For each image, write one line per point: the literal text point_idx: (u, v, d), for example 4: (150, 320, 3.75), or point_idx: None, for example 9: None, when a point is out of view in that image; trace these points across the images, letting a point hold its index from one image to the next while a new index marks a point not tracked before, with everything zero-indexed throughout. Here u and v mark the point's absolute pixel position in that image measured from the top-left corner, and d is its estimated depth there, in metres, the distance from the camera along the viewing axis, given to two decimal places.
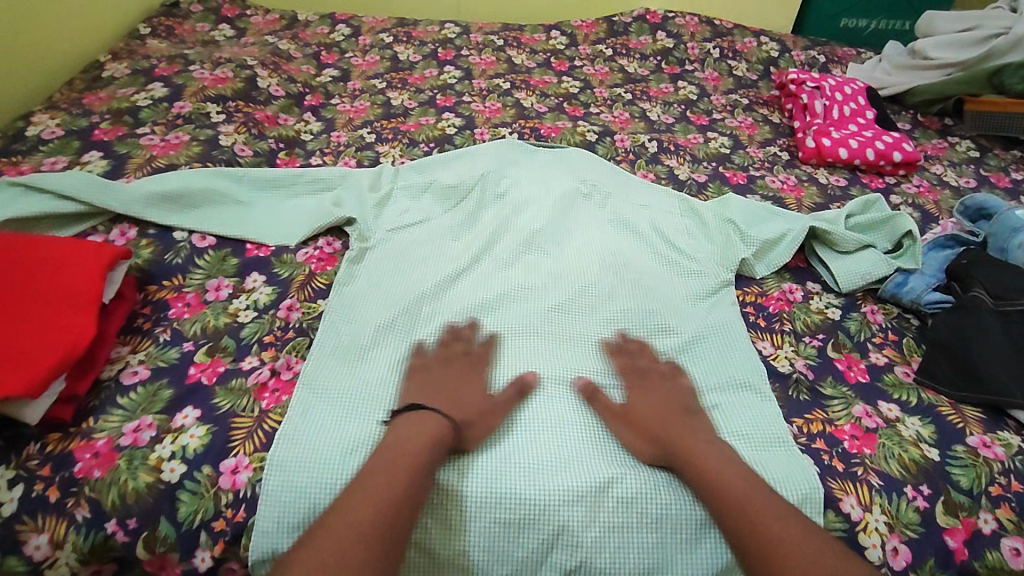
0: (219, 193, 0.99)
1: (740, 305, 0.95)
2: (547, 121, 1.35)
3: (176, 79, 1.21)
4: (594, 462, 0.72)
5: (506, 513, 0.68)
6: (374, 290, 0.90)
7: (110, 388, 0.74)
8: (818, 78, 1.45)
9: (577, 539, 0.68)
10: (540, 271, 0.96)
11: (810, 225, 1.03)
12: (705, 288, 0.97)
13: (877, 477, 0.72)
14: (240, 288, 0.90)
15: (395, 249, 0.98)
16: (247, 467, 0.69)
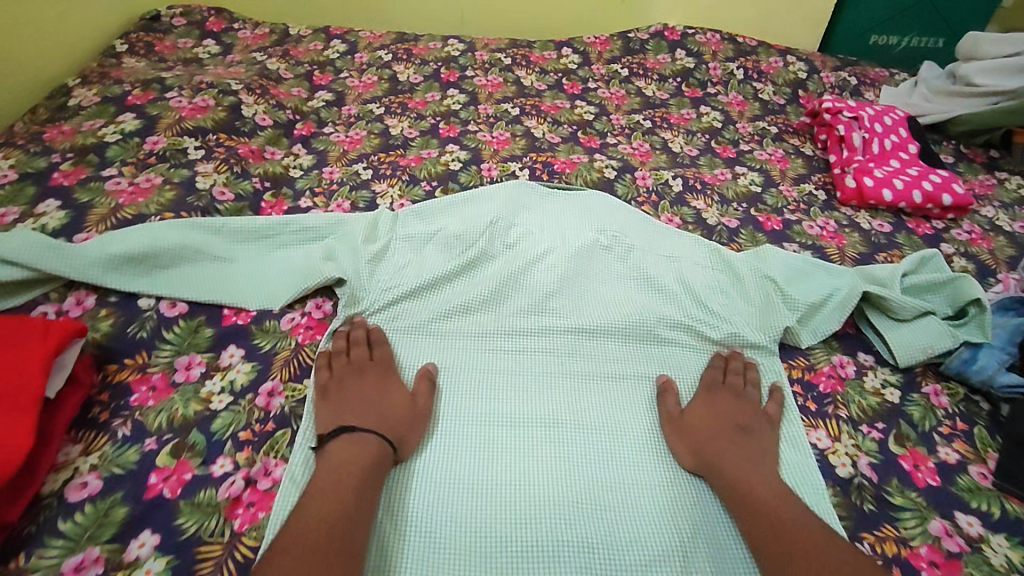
0: (193, 250, 0.87)
1: (788, 384, 0.84)
2: (561, 154, 1.23)
3: (151, 109, 1.09)
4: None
5: None
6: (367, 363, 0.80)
7: (52, 508, 0.62)
8: (855, 107, 1.33)
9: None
10: (555, 347, 0.86)
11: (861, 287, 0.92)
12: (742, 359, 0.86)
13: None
14: (215, 366, 0.78)
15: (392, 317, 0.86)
16: None
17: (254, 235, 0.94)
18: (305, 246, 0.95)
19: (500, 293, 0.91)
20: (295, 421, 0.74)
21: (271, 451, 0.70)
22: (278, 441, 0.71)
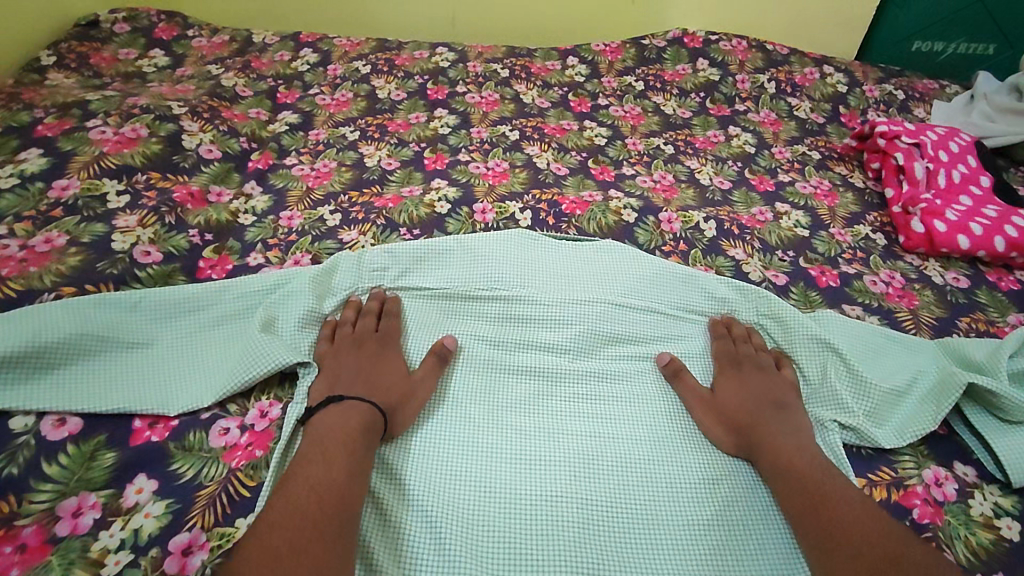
0: (95, 341, 0.67)
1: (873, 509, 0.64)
2: (569, 189, 1.03)
3: (65, 142, 0.88)
4: None
5: None
6: None
7: None
8: (914, 130, 1.13)
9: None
10: (560, 458, 0.67)
11: (958, 376, 0.72)
12: None
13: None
14: (115, 508, 0.57)
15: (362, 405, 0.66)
16: None
17: (181, 309, 0.73)
18: (245, 319, 0.75)
19: (489, 389, 0.73)
20: None
21: None
22: None
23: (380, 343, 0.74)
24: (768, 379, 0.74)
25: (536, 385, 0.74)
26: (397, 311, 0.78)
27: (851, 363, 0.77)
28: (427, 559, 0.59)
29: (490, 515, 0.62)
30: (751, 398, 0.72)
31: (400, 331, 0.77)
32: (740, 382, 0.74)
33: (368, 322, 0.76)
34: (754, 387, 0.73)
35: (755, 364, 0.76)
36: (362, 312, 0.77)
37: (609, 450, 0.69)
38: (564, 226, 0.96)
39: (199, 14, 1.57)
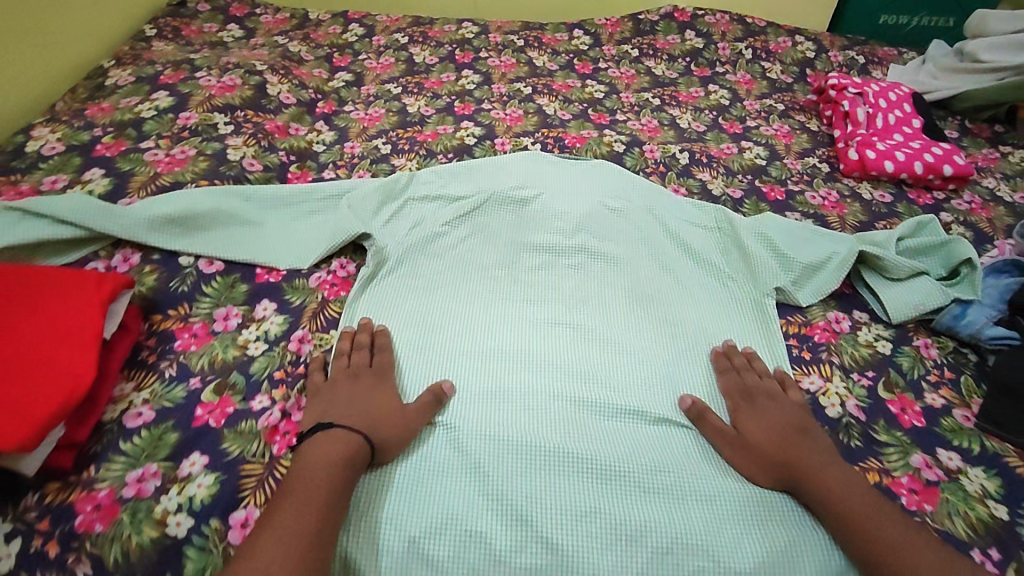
0: (227, 214, 0.93)
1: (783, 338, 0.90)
2: (572, 129, 1.28)
3: (183, 87, 1.15)
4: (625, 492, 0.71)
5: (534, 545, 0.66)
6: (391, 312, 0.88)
7: (113, 432, 0.70)
8: (861, 83, 1.36)
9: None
10: (566, 381, 0.81)
11: (857, 247, 0.97)
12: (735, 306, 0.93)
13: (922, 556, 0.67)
14: (250, 317, 0.85)
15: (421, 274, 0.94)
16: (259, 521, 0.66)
17: (280, 202, 1.00)
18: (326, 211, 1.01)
19: (509, 259, 0.98)
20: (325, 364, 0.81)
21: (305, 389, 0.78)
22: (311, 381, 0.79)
23: (374, 374, 0.78)
24: (781, 411, 0.77)
25: (543, 257, 0.98)
26: (388, 345, 0.82)
27: (784, 245, 0.99)
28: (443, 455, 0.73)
29: (501, 416, 0.77)
30: (776, 427, 0.75)
31: (392, 363, 0.81)
32: (767, 414, 0.76)
33: (362, 356, 0.80)
34: (776, 417, 0.76)
35: (769, 395, 0.79)
36: (355, 345, 0.82)
37: (600, 337, 0.87)
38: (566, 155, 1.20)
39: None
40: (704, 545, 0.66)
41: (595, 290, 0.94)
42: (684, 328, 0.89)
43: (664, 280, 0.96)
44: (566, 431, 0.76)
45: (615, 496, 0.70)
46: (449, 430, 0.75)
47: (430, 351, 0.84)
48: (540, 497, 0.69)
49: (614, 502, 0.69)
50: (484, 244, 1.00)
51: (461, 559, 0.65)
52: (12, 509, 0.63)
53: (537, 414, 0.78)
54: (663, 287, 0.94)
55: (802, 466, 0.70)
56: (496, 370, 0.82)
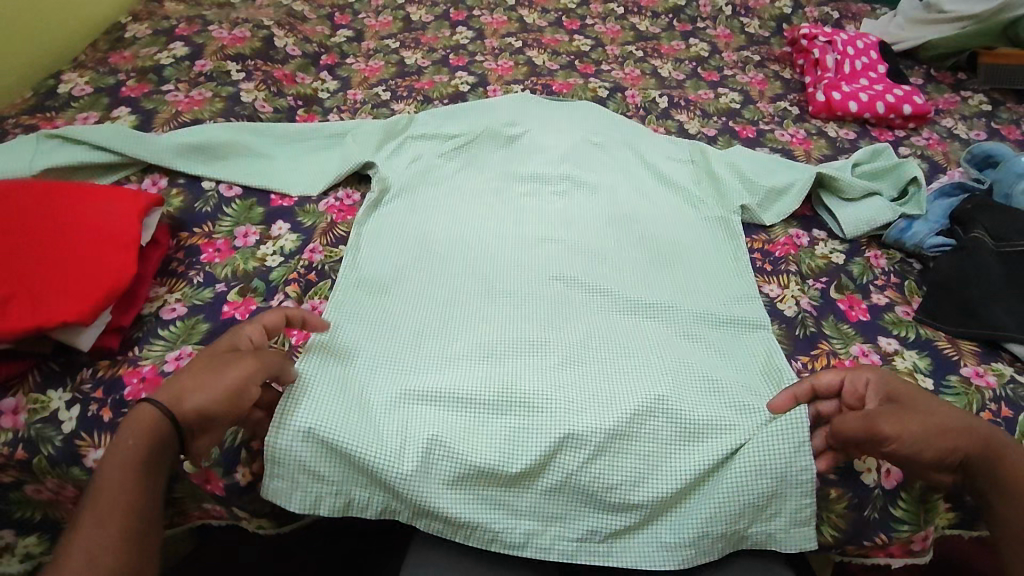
0: (243, 146, 1.02)
1: (749, 252, 0.98)
2: (559, 78, 1.37)
3: (197, 39, 1.24)
4: (598, 379, 0.79)
5: (517, 419, 0.74)
6: (393, 228, 0.96)
7: (151, 322, 0.79)
8: (830, 33, 1.45)
9: (584, 443, 0.73)
10: (547, 293, 0.89)
11: (817, 172, 1.05)
12: (704, 224, 1.02)
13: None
14: (267, 235, 0.94)
15: (418, 200, 1.02)
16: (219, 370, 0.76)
17: (289, 138, 1.08)
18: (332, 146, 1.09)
19: (502, 188, 1.06)
20: (333, 274, 0.90)
21: (315, 294, 0.88)
22: (321, 288, 0.88)
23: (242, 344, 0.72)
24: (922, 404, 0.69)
25: (531, 185, 1.06)
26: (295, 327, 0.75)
27: (751, 173, 1.08)
28: (436, 346, 0.81)
29: (487, 318, 0.85)
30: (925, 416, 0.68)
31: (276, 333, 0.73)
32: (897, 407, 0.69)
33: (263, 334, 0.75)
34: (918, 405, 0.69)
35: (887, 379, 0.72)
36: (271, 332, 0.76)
37: (581, 250, 0.96)
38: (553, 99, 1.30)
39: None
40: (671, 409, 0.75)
41: (579, 214, 1.02)
42: (659, 244, 0.98)
43: (644, 205, 1.04)
44: (548, 322, 0.85)
45: (591, 373, 0.79)
46: (435, 321, 0.84)
47: (415, 257, 0.93)
48: (525, 371, 0.78)
49: (591, 376, 0.79)
50: (477, 174, 1.08)
51: (450, 419, 0.74)
52: (70, 381, 0.72)
53: (520, 310, 0.87)
54: (640, 211, 1.03)
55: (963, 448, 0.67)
56: (474, 275, 0.91)
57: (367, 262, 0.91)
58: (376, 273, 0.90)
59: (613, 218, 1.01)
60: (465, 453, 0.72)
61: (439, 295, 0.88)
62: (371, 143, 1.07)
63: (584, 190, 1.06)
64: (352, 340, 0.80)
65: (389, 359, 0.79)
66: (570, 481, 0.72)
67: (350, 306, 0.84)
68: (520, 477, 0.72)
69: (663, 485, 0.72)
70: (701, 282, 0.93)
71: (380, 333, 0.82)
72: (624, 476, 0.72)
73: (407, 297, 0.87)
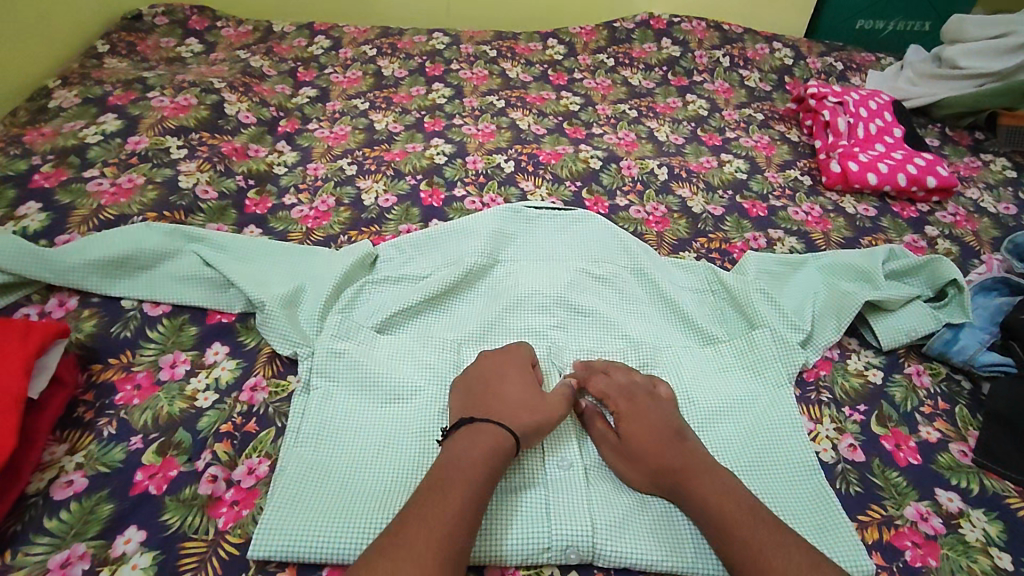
0: (170, 264, 0.85)
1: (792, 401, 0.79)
2: (546, 145, 1.24)
3: (132, 109, 1.09)
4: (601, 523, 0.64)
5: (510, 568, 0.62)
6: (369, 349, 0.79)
7: (37, 506, 0.62)
8: (840, 92, 1.33)
9: None
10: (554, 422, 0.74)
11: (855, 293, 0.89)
12: (732, 362, 0.84)
13: None
14: (200, 363, 0.78)
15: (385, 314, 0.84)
16: (82, 557, 0.59)
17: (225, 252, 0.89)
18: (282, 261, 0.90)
19: (489, 305, 0.88)
20: (278, 420, 0.74)
21: (253, 451, 0.70)
22: (262, 440, 0.71)
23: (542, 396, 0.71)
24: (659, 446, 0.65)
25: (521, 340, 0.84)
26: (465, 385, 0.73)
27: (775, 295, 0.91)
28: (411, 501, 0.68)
29: None
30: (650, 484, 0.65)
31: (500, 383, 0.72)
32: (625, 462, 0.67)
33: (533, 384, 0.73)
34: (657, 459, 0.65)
35: (648, 394, 0.71)
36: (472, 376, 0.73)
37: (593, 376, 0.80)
38: (541, 172, 1.16)
39: (211, 4, 1.70)
40: None
41: (579, 343, 0.84)
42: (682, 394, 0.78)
43: (664, 357, 0.83)
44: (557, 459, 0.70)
45: (647, 520, 0.65)
46: None
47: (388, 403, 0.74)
48: (563, 508, 0.64)
49: (641, 516, 0.65)
50: (450, 326, 0.85)
51: None
52: None
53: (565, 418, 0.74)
54: (668, 368, 0.81)
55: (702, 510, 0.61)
56: None
57: (320, 408, 0.73)
58: (351, 449, 0.70)
59: (623, 351, 0.83)
60: None
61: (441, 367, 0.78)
62: (327, 266, 0.89)
63: (587, 307, 0.88)
64: (317, 507, 0.64)
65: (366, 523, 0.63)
66: None
67: (295, 475, 0.66)
68: None
69: None
70: (770, 484, 0.70)
71: (348, 500, 0.65)
72: None
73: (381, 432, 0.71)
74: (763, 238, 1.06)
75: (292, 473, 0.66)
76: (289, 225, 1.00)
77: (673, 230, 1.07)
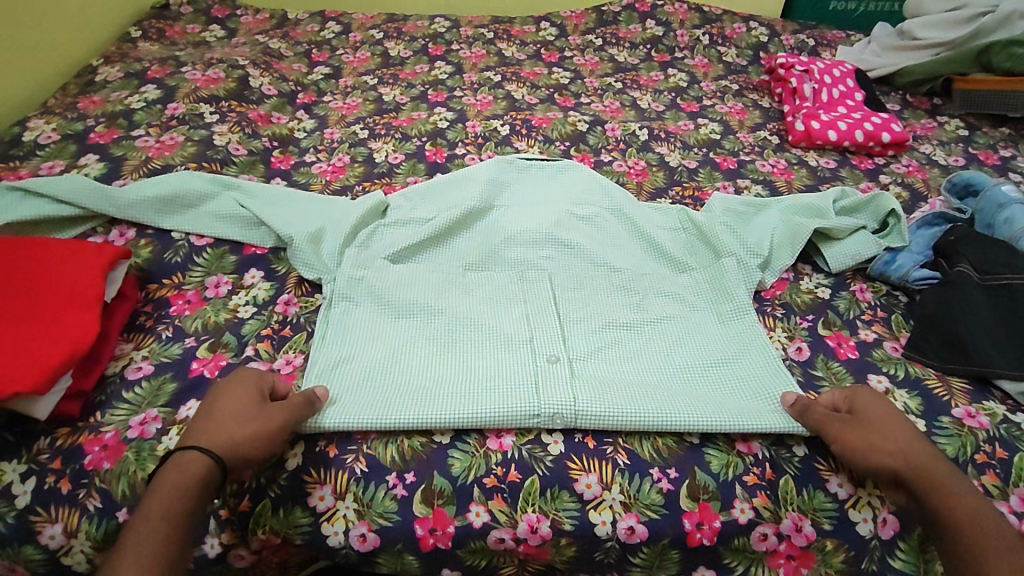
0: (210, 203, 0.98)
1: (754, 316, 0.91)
2: (538, 112, 1.37)
3: (169, 81, 1.23)
4: (584, 394, 0.75)
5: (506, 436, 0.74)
6: (384, 275, 0.92)
7: (116, 383, 0.75)
8: (807, 61, 1.46)
9: (556, 462, 0.71)
10: (545, 328, 0.86)
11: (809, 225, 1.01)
12: (700, 284, 0.96)
13: (847, 473, 0.73)
14: (239, 284, 0.91)
15: (396, 248, 0.96)
16: (156, 419, 0.72)
17: (257, 195, 1.02)
18: (306, 204, 1.03)
19: (487, 241, 1.01)
20: (309, 326, 0.87)
21: (290, 348, 0.83)
22: (297, 341, 0.84)
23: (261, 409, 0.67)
24: (889, 422, 0.70)
25: (515, 269, 0.97)
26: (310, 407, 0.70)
27: (739, 229, 1.03)
28: None
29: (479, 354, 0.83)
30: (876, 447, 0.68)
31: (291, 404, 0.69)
32: (846, 431, 0.70)
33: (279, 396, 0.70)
34: (883, 427, 0.70)
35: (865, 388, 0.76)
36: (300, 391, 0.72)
37: (577, 296, 0.92)
38: (534, 134, 1.30)
39: None
40: (691, 407, 0.75)
41: (565, 271, 0.97)
42: (652, 312, 0.91)
43: (639, 281, 0.96)
44: (546, 355, 0.82)
45: (624, 394, 0.77)
46: (456, 347, 0.84)
47: (401, 316, 0.87)
48: (551, 387, 0.77)
49: (619, 391, 0.77)
50: (452, 260, 0.98)
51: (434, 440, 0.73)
52: (25, 451, 0.67)
53: (555, 326, 0.87)
54: (644, 291, 0.94)
55: (924, 472, 0.66)
56: (504, 305, 0.90)
57: (345, 318, 0.85)
58: (370, 348, 0.82)
59: (604, 278, 0.96)
60: (441, 481, 0.70)
61: (447, 291, 0.91)
62: (345, 210, 1.02)
63: (573, 242, 1.00)
64: (343, 387, 0.76)
65: (387, 399, 0.74)
66: (546, 509, 0.69)
67: (327, 364, 0.78)
68: (503, 507, 0.69)
69: (643, 505, 0.70)
70: (723, 376, 0.83)
71: (370, 382, 0.77)
72: (605, 508, 0.69)
73: (398, 338, 0.84)
74: (732, 186, 1.19)
75: (323, 363, 0.78)
76: (311, 179, 1.13)
77: (651, 180, 1.20)
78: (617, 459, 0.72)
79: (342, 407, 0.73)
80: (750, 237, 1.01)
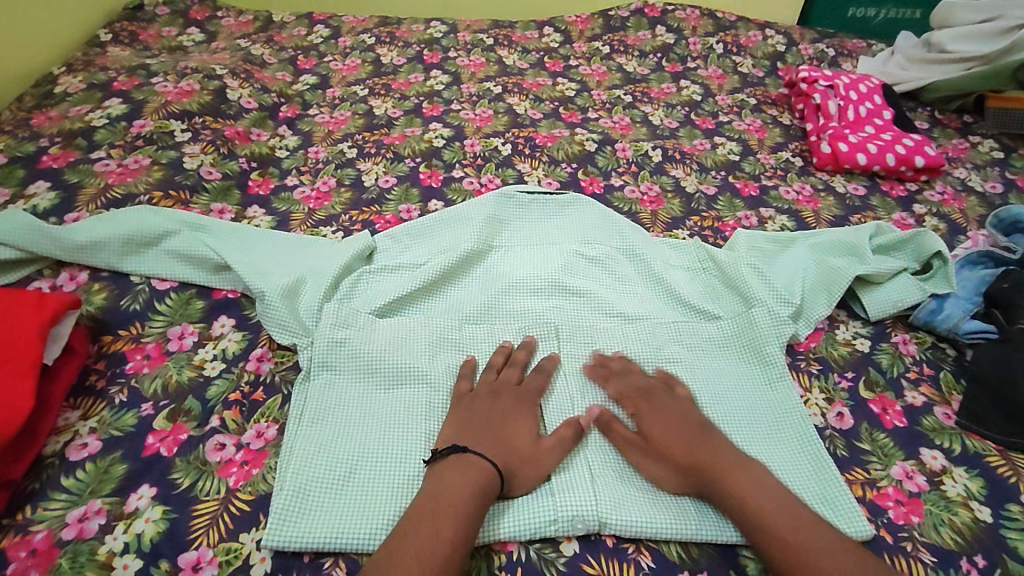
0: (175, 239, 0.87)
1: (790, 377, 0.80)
2: (542, 129, 1.26)
3: (136, 94, 1.11)
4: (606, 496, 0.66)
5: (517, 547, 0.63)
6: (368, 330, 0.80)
7: (54, 466, 0.65)
8: (831, 75, 1.36)
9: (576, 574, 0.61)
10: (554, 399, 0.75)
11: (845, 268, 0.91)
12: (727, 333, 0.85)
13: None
14: (207, 335, 0.80)
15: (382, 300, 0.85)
16: (98, 513, 0.61)
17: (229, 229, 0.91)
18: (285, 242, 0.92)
19: (486, 289, 0.89)
20: (285, 387, 0.76)
21: (261, 417, 0.72)
22: (269, 408, 0.74)
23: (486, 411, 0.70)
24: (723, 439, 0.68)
25: (520, 320, 0.86)
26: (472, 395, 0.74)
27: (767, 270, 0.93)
28: None
29: None
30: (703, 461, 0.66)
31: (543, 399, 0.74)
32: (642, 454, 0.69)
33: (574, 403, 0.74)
34: (693, 442, 0.67)
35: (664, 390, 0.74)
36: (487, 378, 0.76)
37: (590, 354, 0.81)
38: (538, 154, 1.19)
39: None
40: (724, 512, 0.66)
41: (576, 322, 0.86)
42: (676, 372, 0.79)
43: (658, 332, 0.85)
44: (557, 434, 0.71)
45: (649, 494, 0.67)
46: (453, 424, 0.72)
47: (389, 386, 0.75)
48: (567, 483, 0.66)
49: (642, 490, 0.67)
50: (449, 311, 0.87)
51: None
52: None
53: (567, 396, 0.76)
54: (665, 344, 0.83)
55: (730, 488, 0.63)
56: None
57: (325, 391, 0.74)
58: (354, 428, 0.70)
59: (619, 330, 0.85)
60: None
61: (441, 350, 0.80)
62: (328, 251, 0.91)
63: (582, 289, 0.90)
64: (323, 487, 0.65)
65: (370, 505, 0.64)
66: None
67: (304, 455, 0.67)
68: None
69: None
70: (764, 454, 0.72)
71: (355, 479, 0.66)
72: None
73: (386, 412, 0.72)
74: (755, 217, 1.09)
75: (297, 454, 0.67)
76: (291, 206, 1.02)
77: (666, 209, 1.10)
78: (640, 562, 0.63)
79: (326, 525, 0.62)
80: (779, 280, 0.91)
